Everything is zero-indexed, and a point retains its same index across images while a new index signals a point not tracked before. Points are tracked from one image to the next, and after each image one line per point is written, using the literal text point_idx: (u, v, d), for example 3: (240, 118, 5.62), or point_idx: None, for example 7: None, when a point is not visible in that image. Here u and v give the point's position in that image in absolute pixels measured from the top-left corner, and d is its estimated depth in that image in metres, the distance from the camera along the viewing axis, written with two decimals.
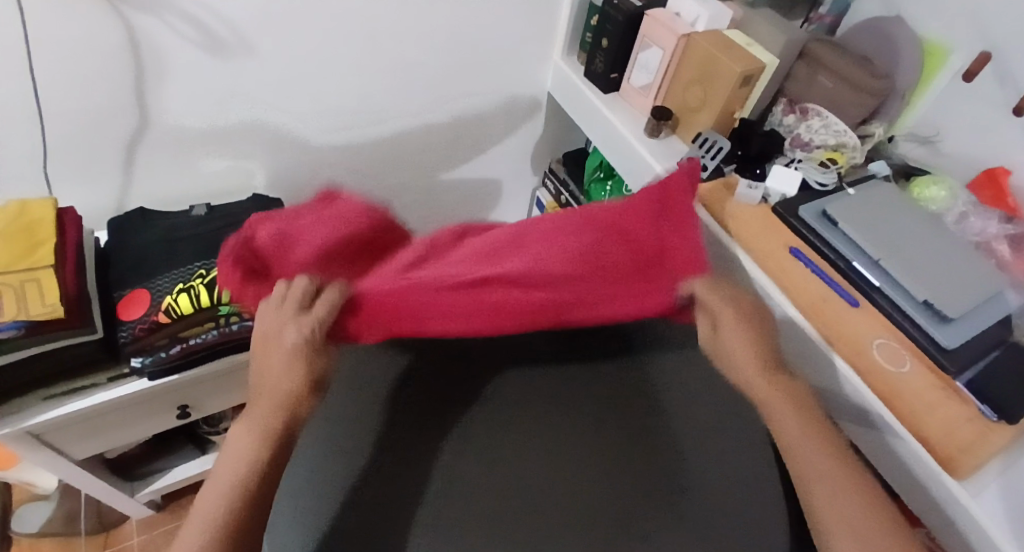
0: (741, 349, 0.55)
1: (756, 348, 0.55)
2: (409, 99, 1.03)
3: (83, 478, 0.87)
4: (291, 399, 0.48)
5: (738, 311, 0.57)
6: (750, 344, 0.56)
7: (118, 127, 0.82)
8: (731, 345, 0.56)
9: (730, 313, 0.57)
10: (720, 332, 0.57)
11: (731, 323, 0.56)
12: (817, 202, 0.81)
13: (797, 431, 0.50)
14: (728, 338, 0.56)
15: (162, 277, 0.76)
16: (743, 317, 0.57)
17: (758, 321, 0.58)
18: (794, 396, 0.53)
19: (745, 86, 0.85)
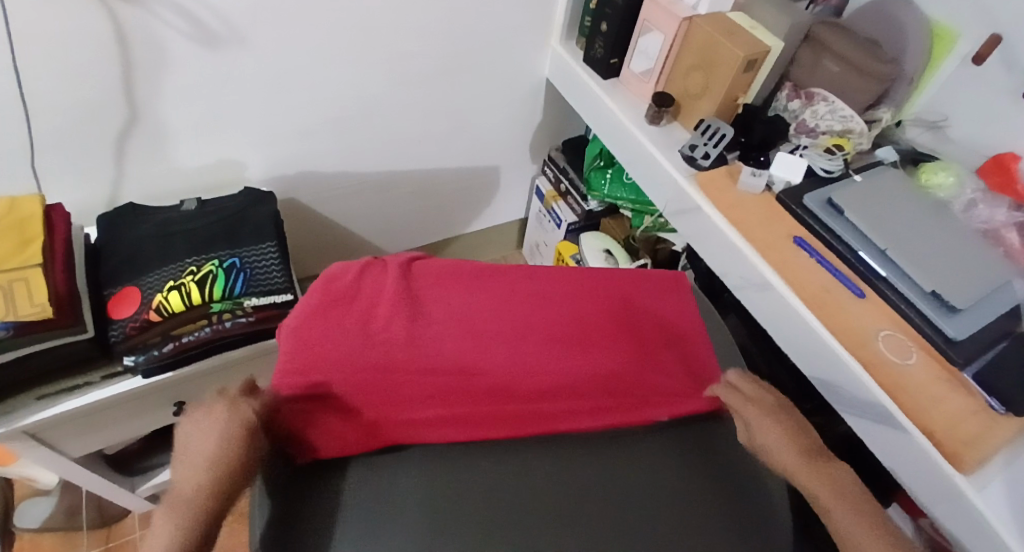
0: (777, 443, 0.51)
1: (792, 440, 0.51)
2: (405, 88, 1.01)
3: (82, 476, 0.86)
4: (219, 480, 0.42)
5: (762, 404, 0.53)
6: (786, 437, 0.51)
7: (106, 121, 0.80)
8: (766, 443, 0.51)
9: (750, 401, 0.54)
10: (752, 428, 0.52)
11: (759, 415, 0.52)
12: (823, 190, 0.79)
13: (852, 524, 0.45)
14: (761, 436, 0.51)
15: (153, 274, 0.75)
16: (769, 412, 0.52)
17: (789, 410, 0.53)
18: (844, 486, 0.47)
19: (748, 72, 0.83)
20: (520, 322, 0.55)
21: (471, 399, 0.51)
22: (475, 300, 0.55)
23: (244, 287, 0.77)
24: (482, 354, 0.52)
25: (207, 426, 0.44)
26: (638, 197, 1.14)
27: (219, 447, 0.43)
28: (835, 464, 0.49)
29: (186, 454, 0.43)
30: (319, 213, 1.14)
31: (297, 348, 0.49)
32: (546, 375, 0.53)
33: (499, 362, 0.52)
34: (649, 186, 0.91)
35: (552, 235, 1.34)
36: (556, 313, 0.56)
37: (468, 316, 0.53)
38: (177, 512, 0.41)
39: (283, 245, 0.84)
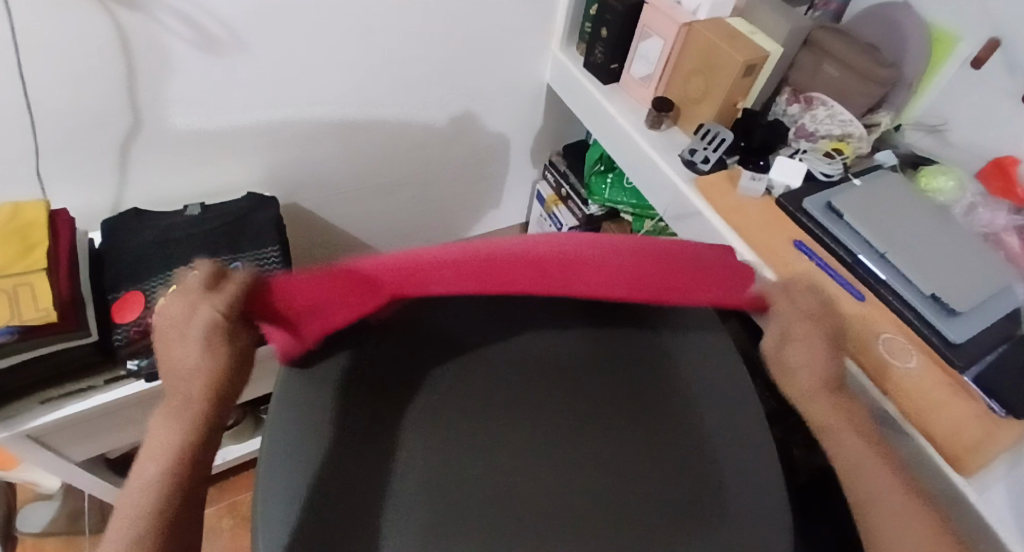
0: (812, 364, 0.57)
1: (826, 364, 0.57)
2: (406, 93, 1.01)
3: (84, 480, 0.87)
4: (203, 385, 0.43)
5: (813, 323, 0.59)
6: (818, 361, 0.57)
7: (110, 127, 0.81)
8: (800, 360, 0.58)
9: (799, 312, 0.59)
10: (793, 343, 0.58)
11: (806, 332, 0.58)
12: (823, 194, 0.79)
13: (853, 445, 0.53)
14: (795, 351, 0.58)
15: (157, 278, 0.75)
16: (820, 331, 0.59)
17: (839, 330, 0.61)
18: (854, 416, 0.56)
19: (748, 76, 0.83)
20: (547, 274, 0.50)
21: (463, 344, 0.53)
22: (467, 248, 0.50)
23: None
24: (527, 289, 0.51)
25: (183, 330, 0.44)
26: (639, 201, 1.14)
27: (202, 354, 0.43)
28: (851, 400, 0.57)
29: (172, 354, 0.44)
30: (321, 217, 1.15)
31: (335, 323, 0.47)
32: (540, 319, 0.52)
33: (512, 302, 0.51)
34: (650, 190, 0.92)
35: None
36: (596, 250, 0.52)
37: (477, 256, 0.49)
38: (175, 414, 0.42)
39: (286, 250, 0.84)
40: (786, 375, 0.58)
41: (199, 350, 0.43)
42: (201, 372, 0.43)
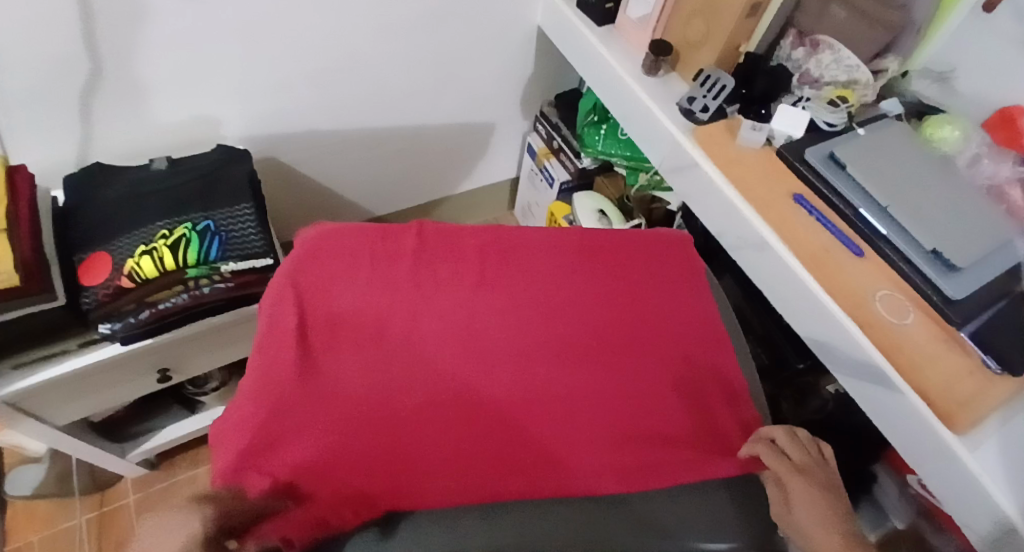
0: (822, 525, 0.44)
1: (837, 524, 0.45)
2: (386, 39, 0.95)
3: (71, 444, 0.85)
4: None
5: (810, 482, 0.48)
6: (830, 517, 0.45)
7: (69, 77, 0.75)
8: (808, 516, 0.45)
9: (795, 471, 0.48)
10: (794, 507, 0.46)
11: (802, 489, 0.47)
12: (825, 144, 0.75)
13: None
14: (801, 508, 0.45)
15: (123, 238, 0.71)
16: (815, 486, 0.47)
17: (834, 488, 0.49)
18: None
19: (752, 16, 0.78)
20: (478, 384, 0.48)
21: (419, 373, 0.48)
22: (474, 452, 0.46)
23: (220, 252, 0.73)
24: (467, 367, 0.49)
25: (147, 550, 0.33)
26: (633, 154, 1.10)
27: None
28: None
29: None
30: (301, 172, 1.10)
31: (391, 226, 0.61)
32: (496, 393, 0.48)
33: (466, 385, 0.48)
34: (645, 143, 0.88)
35: (544, 195, 1.31)
36: (510, 397, 0.48)
37: (458, 385, 0.48)
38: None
39: (261, 207, 0.80)
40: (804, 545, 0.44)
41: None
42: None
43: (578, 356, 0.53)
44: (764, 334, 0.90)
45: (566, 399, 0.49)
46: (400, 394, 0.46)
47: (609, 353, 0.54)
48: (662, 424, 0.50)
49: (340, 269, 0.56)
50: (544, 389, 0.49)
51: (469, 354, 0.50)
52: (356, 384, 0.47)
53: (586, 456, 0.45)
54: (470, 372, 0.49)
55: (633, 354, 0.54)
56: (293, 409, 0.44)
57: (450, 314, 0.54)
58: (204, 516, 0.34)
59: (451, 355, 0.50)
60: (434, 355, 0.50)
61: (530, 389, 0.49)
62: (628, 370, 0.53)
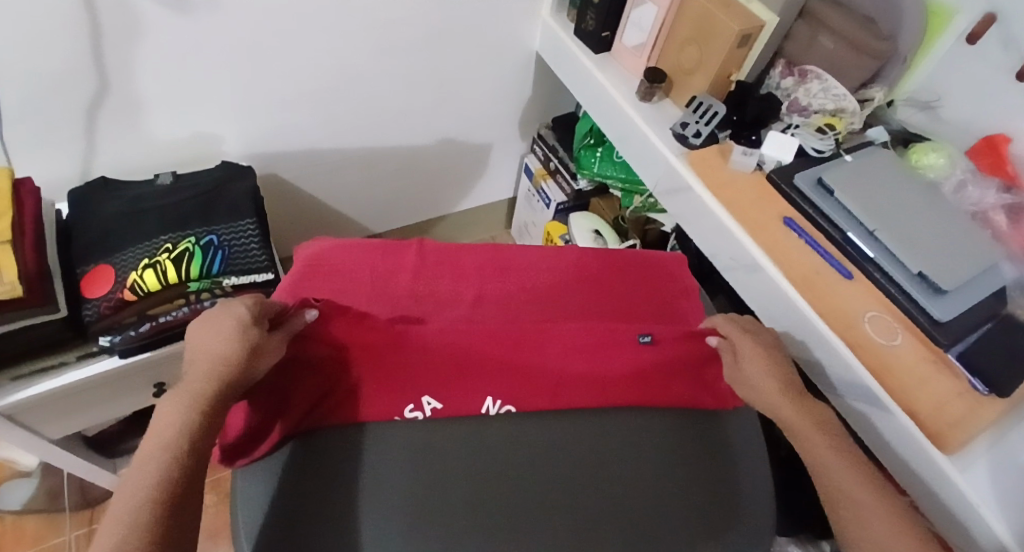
0: (766, 377, 0.57)
1: (782, 377, 0.57)
2: (386, 59, 0.98)
3: (64, 458, 0.85)
4: (225, 365, 0.47)
5: (760, 344, 0.59)
6: (774, 372, 0.57)
7: (75, 91, 0.77)
8: (755, 371, 0.57)
9: (749, 339, 0.59)
10: (743, 363, 0.58)
11: (750, 348, 0.58)
12: (814, 169, 0.78)
13: (827, 451, 0.52)
14: (763, 381, 0.56)
15: (126, 252, 0.72)
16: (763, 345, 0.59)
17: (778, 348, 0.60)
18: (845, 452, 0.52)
19: (742, 47, 0.81)
20: (475, 362, 0.54)
21: (420, 361, 0.53)
22: (450, 410, 0.52)
23: (222, 266, 0.75)
24: (464, 357, 0.54)
25: (206, 329, 0.50)
26: (629, 176, 1.12)
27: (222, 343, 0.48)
28: (817, 405, 0.56)
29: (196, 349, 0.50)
30: (300, 189, 1.12)
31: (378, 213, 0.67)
32: (488, 365, 0.54)
33: (460, 364, 0.54)
34: (640, 165, 0.90)
35: (541, 215, 1.33)
36: (499, 368, 0.54)
37: (456, 363, 0.54)
38: (184, 397, 0.47)
39: (262, 223, 0.81)
40: (753, 393, 0.57)
41: (219, 338, 0.49)
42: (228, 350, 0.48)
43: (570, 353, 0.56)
44: None
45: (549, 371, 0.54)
46: (402, 371, 0.52)
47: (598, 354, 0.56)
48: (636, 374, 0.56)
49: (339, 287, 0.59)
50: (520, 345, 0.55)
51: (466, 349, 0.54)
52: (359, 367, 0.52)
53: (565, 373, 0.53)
54: (469, 357, 0.54)
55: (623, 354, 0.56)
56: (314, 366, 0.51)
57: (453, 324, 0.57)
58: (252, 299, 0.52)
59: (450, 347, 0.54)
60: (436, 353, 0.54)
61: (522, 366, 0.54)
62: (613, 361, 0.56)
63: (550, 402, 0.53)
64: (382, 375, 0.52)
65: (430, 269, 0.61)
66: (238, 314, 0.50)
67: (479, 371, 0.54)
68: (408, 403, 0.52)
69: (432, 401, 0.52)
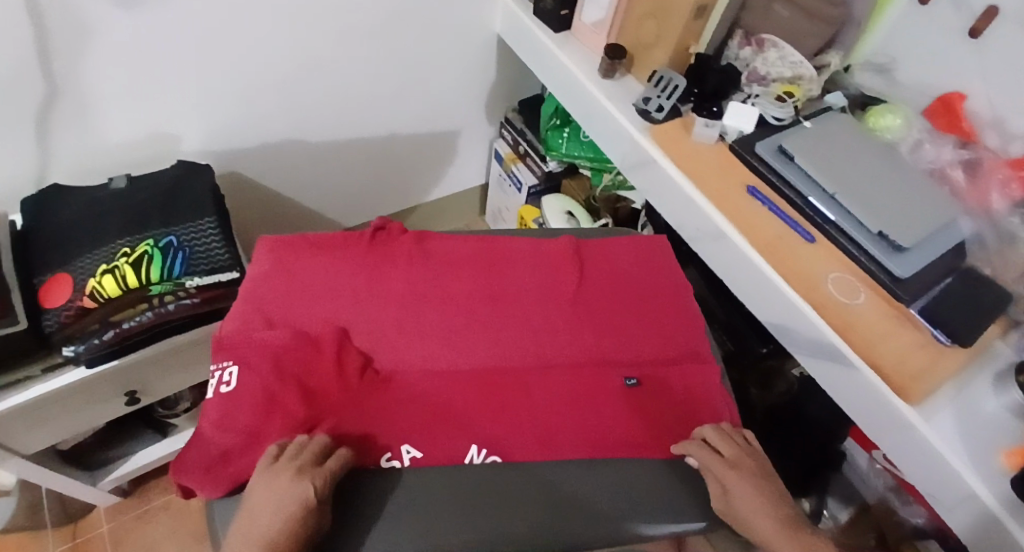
0: (757, 515, 0.49)
1: (772, 513, 0.50)
2: (344, 47, 0.96)
3: (39, 473, 0.83)
4: (282, 544, 0.43)
5: (743, 472, 0.52)
6: (763, 508, 0.50)
7: (22, 98, 0.74)
8: (749, 509, 0.50)
9: (733, 466, 0.52)
10: (733, 500, 0.50)
11: (736, 481, 0.51)
12: (774, 138, 0.79)
13: None
14: (743, 506, 0.50)
15: (84, 257, 0.70)
16: (747, 477, 0.52)
17: (761, 471, 0.53)
18: None
19: (699, 18, 0.80)
20: (454, 414, 0.55)
21: (395, 409, 0.55)
22: (430, 458, 0.52)
23: (183, 268, 0.73)
24: (441, 403, 0.56)
25: (268, 500, 0.46)
26: (596, 155, 1.13)
27: (283, 524, 0.44)
28: (812, 540, 0.49)
29: (252, 521, 0.45)
30: (265, 186, 1.10)
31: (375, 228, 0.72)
32: (463, 415, 0.55)
33: (432, 406, 0.56)
34: (606, 142, 0.90)
35: (513, 199, 1.33)
36: (474, 411, 0.55)
37: (431, 404, 0.56)
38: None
39: (224, 221, 0.79)
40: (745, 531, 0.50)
41: (280, 518, 0.44)
42: (281, 511, 0.44)
43: (547, 396, 0.57)
44: (728, 323, 0.92)
45: (532, 416, 0.56)
46: (379, 417, 0.54)
47: (571, 394, 0.57)
48: (619, 416, 0.56)
49: (317, 312, 0.62)
50: (495, 380, 0.58)
51: (438, 390, 0.57)
52: (335, 424, 0.53)
53: (539, 427, 0.55)
54: (447, 403, 0.56)
55: (601, 396, 0.57)
56: (286, 412, 0.53)
57: (431, 365, 0.59)
58: (318, 447, 0.48)
59: (425, 390, 0.57)
60: (415, 401, 0.56)
61: (504, 416, 0.55)
62: (589, 401, 0.57)
63: (538, 450, 0.54)
64: (369, 420, 0.54)
65: (407, 305, 0.64)
66: (297, 468, 0.46)
67: (465, 417, 0.55)
68: (386, 453, 0.52)
69: (412, 450, 0.52)
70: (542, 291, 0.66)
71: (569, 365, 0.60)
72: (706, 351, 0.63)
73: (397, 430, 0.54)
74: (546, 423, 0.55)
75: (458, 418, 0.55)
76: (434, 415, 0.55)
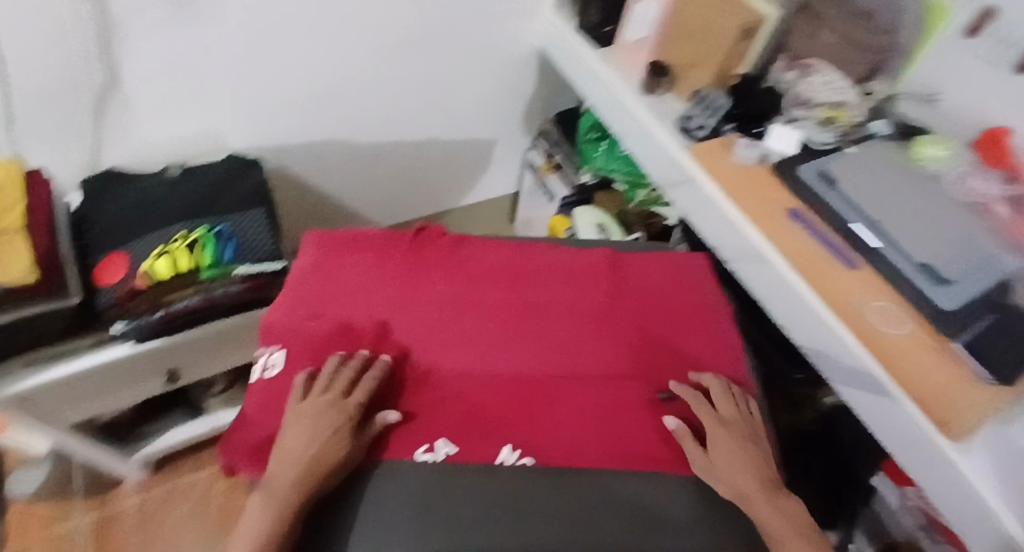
0: (739, 471, 0.53)
1: (755, 470, 0.53)
2: (388, 54, 0.98)
3: (78, 445, 0.86)
4: (309, 464, 0.49)
5: (732, 432, 0.55)
6: (749, 467, 0.53)
7: (85, 86, 0.78)
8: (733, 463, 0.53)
9: (721, 421, 0.56)
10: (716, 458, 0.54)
11: (723, 437, 0.55)
12: (817, 161, 0.79)
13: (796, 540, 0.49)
14: (728, 460, 0.54)
15: (140, 240, 0.73)
16: (737, 436, 0.55)
17: (753, 434, 0.57)
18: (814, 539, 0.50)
19: (744, 40, 0.82)
20: (488, 416, 0.57)
21: (431, 408, 0.57)
22: (463, 455, 0.54)
23: (234, 254, 0.75)
24: (476, 405, 0.57)
25: (300, 427, 0.51)
26: (632, 169, 1.15)
27: (317, 446, 0.50)
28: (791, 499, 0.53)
29: (285, 449, 0.50)
30: (307, 183, 1.13)
31: (417, 227, 0.73)
32: (496, 417, 0.57)
33: (468, 407, 0.57)
34: (644, 157, 0.91)
35: (544, 210, 1.34)
36: (508, 415, 0.57)
37: (466, 404, 0.57)
38: (270, 492, 0.47)
39: (273, 213, 0.82)
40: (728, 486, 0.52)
41: (310, 442, 0.50)
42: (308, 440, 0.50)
43: (580, 405, 0.58)
44: (759, 345, 0.95)
45: (563, 423, 0.57)
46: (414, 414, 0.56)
47: (604, 404, 0.58)
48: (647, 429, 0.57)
49: (360, 306, 0.64)
50: (529, 386, 0.59)
51: (475, 391, 0.58)
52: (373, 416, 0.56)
53: (570, 435, 0.56)
54: (482, 405, 0.57)
55: (632, 408, 0.58)
56: None
57: (469, 367, 0.60)
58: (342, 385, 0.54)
59: (461, 391, 0.58)
60: (451, 401, 0.57)
61: (536, 421, 0.57)
62: (621, 413, 0.58)
63: (566, 456, 0.55)
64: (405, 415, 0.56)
65: (448, 303, 0.65)
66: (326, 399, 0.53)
67: (499, 419, 0.56)
68: (421, 446, 0.54)
69: (445, 446, 0.54)
70: (582, 300, 0.66)
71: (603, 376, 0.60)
72: (742, 377, 0.63)
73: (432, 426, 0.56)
74: (577, 431, 0.56)
75: (491, 420, 0.56)
76: (469, 415, 0.56)
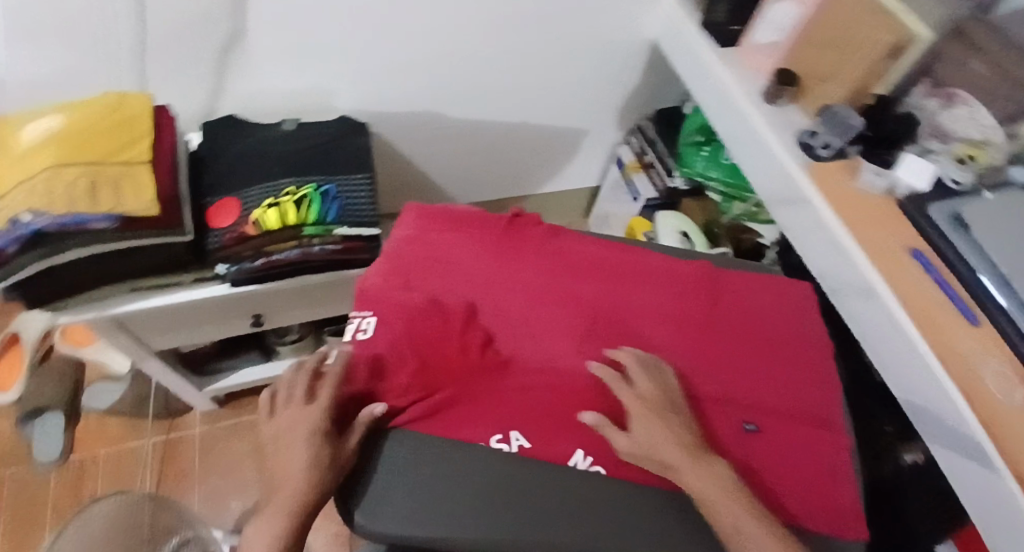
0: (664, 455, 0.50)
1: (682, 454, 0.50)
2: (499, 31, 0.97)
3: (160, 369, 0.92)
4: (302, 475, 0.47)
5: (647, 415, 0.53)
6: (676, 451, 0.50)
7: (214, 30, 0.81)
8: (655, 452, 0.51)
9: (636, 397, 0.54)
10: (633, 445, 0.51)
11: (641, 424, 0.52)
12: (953, 202, 0.72)
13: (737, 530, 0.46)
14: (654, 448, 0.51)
15: (253, 189, 0.76)
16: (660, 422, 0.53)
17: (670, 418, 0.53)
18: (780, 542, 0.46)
19: (890, 59, 0.76)
20: (566, 414, 0.55)
21: (511, 397, 0.56)
22: (540, 452, 0.53)
23: (337, 215, 0.77)
24: (556, 401, 0.56)
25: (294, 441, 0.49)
26: (733, 181, 1.09)
27: (308, 457, 0.48)
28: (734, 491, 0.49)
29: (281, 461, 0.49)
30: (399, 150, 1.14)
31: (512, 212, 0.72)
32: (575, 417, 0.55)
33: (547, 401, 0.56)
34: (756, 169, 0.87)
35: (625, 209, 1.31)
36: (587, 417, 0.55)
37: (546, 399, 0.56)
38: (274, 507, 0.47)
39: (377, 180, 0.82)
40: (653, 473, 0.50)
41: (306, 452, 0.48)
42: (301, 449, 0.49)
43: None
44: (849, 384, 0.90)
45: None
46: (494, 401, 0.55)
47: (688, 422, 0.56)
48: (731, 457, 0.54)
49: (451, 284, 0.63)
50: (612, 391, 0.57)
51: (556, 387, 0.57)
52: (452, 396, 0.55)
53: None
54: (562, 402, 0.56)
55: (718, 431, 0.55)
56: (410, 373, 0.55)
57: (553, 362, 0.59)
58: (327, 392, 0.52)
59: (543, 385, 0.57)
60: (531, 394, 0.56)
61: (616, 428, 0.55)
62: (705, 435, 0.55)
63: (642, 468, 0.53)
64: (484, 400, 0.55)
65: (539, 295, 0.64)
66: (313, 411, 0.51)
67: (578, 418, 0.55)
68: (496, 434, 0.53)
69: (520, 438, 0.53)
70: (676, 312, 0.64)
71: (690, 394, 0.58)
72: (837, 423, 0.59)
73: (513, 416, 0.54)
74: None
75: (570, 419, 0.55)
76: (548, 410, 0.55)
